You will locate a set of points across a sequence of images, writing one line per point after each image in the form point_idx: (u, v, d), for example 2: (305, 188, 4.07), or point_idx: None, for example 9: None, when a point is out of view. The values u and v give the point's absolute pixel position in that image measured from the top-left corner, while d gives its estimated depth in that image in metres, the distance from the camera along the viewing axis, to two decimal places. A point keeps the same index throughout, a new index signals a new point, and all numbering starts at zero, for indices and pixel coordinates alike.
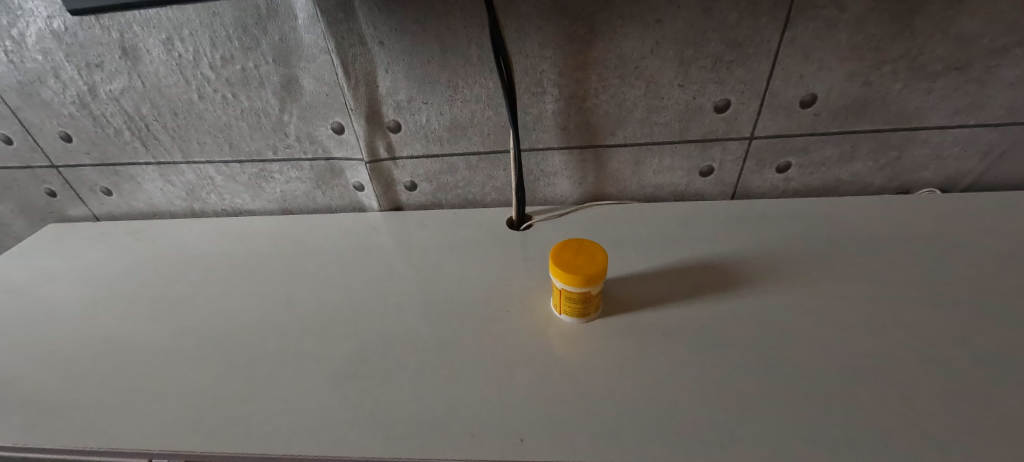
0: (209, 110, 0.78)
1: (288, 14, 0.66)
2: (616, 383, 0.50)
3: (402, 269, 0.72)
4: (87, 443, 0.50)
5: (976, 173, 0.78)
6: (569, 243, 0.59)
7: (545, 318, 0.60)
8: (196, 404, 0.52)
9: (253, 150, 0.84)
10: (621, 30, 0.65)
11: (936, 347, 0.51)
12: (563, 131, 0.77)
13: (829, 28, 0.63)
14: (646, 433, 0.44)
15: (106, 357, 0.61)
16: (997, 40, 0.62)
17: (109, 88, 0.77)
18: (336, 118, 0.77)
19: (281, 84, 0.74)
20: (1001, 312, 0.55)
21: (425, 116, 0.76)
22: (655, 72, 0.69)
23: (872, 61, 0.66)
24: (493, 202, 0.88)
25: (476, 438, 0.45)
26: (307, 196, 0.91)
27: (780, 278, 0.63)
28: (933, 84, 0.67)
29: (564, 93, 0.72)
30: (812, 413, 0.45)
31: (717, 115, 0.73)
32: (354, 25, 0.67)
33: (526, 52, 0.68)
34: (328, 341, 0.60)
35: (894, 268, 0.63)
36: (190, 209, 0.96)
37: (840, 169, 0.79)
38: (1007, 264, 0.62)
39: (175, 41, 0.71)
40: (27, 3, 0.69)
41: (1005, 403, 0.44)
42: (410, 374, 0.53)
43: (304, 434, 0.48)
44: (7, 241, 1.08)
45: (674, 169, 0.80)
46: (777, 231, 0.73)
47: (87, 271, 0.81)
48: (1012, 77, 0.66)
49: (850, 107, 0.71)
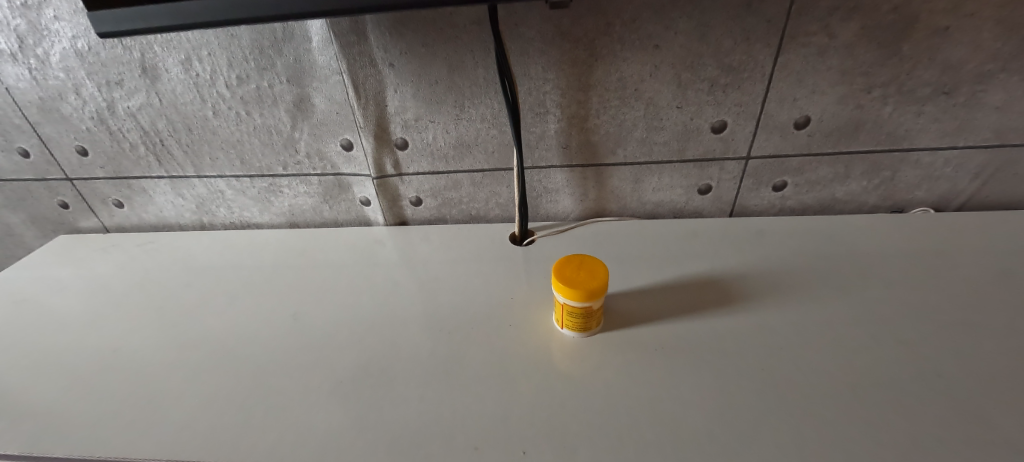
0: (223, 127, 0.81)
1: (304, 36, 0.69)
2: (618, 397, 0.50)
3: (407, 282, 0.74)
4: (95, 451, 0.50)
5: (968, 193, 0.79)
6: (571, 258, 0.60)
7: (546, 332, 0.61)
8: (203, 414, 0.53)
9: (265, 165, 0.86)
10: (622, 54, 0.68)
11: (930, 361, 0.52)
12: (565, 149, 0.79)
13: (820, 54, 0.66)
14: (646, 447, 0.45)
15: (114, 368, 0.62)
16: (982, 66, 0.65)
17: (127, 105, 0.80)
18: (346, 135, 0.80)
19: (294, 103, 0.77)
20: (995, 330, 0.56)
21: (431, 134, 0.79)
22: (654, 94, 0.71)
23: (863, 85, 0.68)
24: (496, 218, 0.90)
25: (478, 451, 0.46)
26: (315, 210, 0.93)
27: (777, 294, 0.64)
28: (923, 107, 0.70)
29: (565, 113, 0.75)
30: (809, 427, 0.46)
31: (715, 135, 0.75)
32: (366, 48, 0.70)
33: (530, 75, 0.71)
34: (335, 351, 0.61)
35: (889, 284, 0.64)
36: (200, 222, 0.98)
37: (836, 188, 0.81)
38: (1003, 282, 0.63)
39: (193, 61, 0.74)
40: (54, 24, 0.72)
41: (1001, 419, 0.45)
42: (414, 387, 0.54)
43: (309, 444, 0.48)
44: (17, 251, 1.09)
45: (674, 187, 0.83)
46: (774, 249, 0.74)
47: (97, 282, 0.83)
48: (998, 101, 0.68)
49: (843, 129, 0.73)
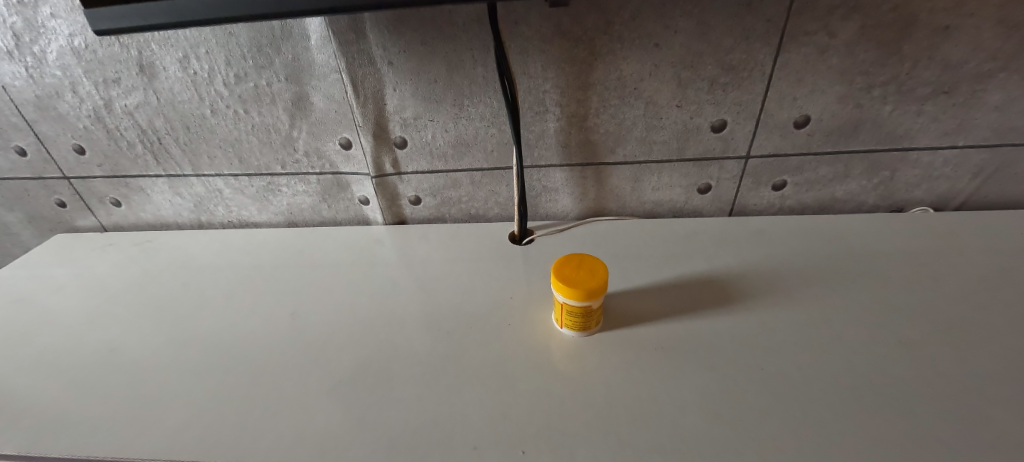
0: (221, 125, 0.81)
1: (302, 34, 0.69)
2: (619, 396, 0.50)
3: (406, 282, 0.74)
4: (92, 451, 0.50)
5: (967, 192, 0.79)
6: (571, 257, 0.60)
7: (545, 331, 0.61)
8: (202, 414, 0.53)
9: (263, 164, 0.86)
10: (622, 53, 0.68)
11: (929, 361, 0.52)
12: (564, 148, 0.79)
13: (820, 53, 0.66)
14: (646, 446, 0.45)
15: (110, 368, 0.62)
16: (982, 65, 0.65)
17: (124, 103, 0.80)
18: (344, 134, 0.79)
19: (293, 101, 0.76)
20: (995, 330, 0.56)
21: (430, 133, 0.78)
22: (654, 93, 0.71)
23: (863, 84, 0.68)
24: (495, 217, 0.90)
25: (478, 451, 0.46)
26: (314, 209, 0.92)
27: (777, 294, 0.64)
28: (923, 106, 0.70)
29: (565, 112, 0.74)
30: (808, 427, 0.45)
31: (715, 135, 0.75)
32: (366, 46, 0.69)
33: (529, 74, 0.71)
34: (334, 351, 0.61)
35: (888, 284, 0.64)
36: (198, 220, 0.97)
37: (835, 188, 0.81)
38: (1002, 282, 0.63)
39: (190, 59, 0.73)
40: (51, 21, 0.71)
41: (1000, 419, 0.45)
42: (413, 386, 0.54)
43: (307, 445, 0.48)
44: (14, 250, 1.09)
45: (673, 187, 0.82)
46: (774, 248, 0.74)
47: (95, 281, 0.82)
48: (997, 100, 0.68)
49: (842, 128, 0.73)
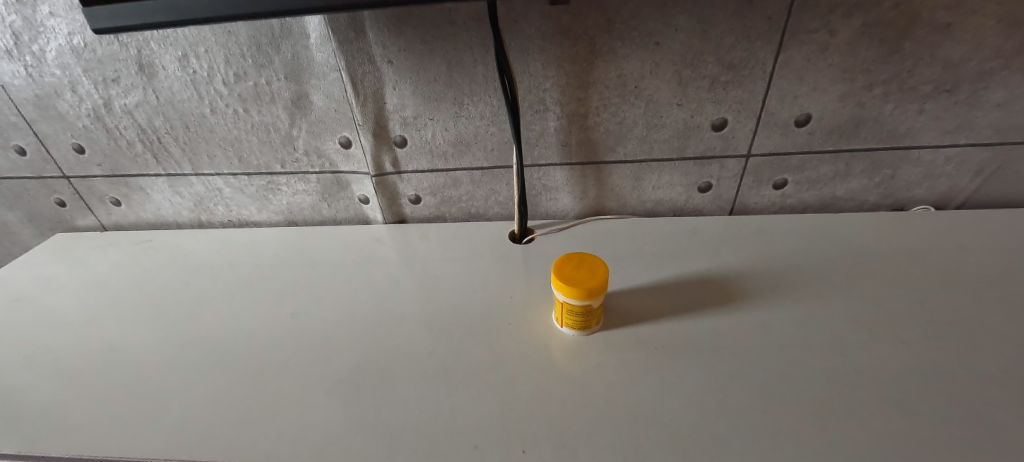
0: (220, 124, 0.81)
1: (301, 33, 0.69)
2: (618, 396, 0.50)
3: (406, 281, 0.73)
4: (92, 450, 0.50)
5: (968, 191, 0.79)
6: (571, 256, 0.60)
7: (546, 330, 0.61)
8: (201, 413, 0.53)
9: (263, 163, 0.85)
10: (622, 52, 0.67)
11: (931, 360, 0.52)
12: (564, 147, 0.78)
13: (822, 51, 0.65)
14: (646, 446, 0.45)
15: (110, 367, 0.62)
16: (984, 63, 0.65)
17: (123, 102, 0.80)
18: (343, 133, 0.79)
19: (292, 100, 0.76)
20: (997, 328, 0.55)
21: (430, 131, 0.78)
22: (654, 91, 0.71)
23: (864, 82, 0.68)
24: (495, 216, 0.90)
25: (478, 450, 0.45)
26: (314, 208, 0.92)
27: (778, 293, 0.64)
28: (924, 105, 0.70)
29: (565, 111, 0.74)
30: (809, 426, 0.45)
31: (715, 133, 0.75)
32: (365, 45, 0.69)
33: (529, 72, 0.70)
34: (334, 350, 0.61)
35: (888, 283, 0.64)
36: (198, 220, 0.97)
37: (836, 186, 0.80)
38: (1004, 281, 0.63)
39: (190, 57, 0.73)
40: (50, 20, 0.71)
41: (1002, 418, 0.45)
42: (413, 385, 0.54)
43: (306, 445, 0.48)
44: (14, 249, 1.09)
45: (674, 186, 0.82)
46: (775, 247, 0.74)
47: (94, 281, 0.82)
48: (999, 98, 0.68)
49: (843, 127, 0.73)
